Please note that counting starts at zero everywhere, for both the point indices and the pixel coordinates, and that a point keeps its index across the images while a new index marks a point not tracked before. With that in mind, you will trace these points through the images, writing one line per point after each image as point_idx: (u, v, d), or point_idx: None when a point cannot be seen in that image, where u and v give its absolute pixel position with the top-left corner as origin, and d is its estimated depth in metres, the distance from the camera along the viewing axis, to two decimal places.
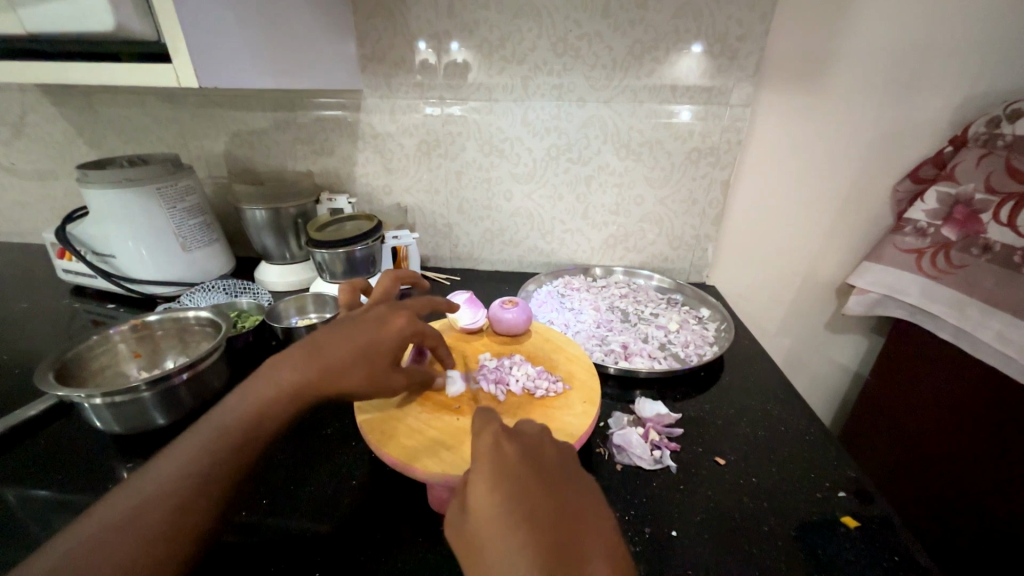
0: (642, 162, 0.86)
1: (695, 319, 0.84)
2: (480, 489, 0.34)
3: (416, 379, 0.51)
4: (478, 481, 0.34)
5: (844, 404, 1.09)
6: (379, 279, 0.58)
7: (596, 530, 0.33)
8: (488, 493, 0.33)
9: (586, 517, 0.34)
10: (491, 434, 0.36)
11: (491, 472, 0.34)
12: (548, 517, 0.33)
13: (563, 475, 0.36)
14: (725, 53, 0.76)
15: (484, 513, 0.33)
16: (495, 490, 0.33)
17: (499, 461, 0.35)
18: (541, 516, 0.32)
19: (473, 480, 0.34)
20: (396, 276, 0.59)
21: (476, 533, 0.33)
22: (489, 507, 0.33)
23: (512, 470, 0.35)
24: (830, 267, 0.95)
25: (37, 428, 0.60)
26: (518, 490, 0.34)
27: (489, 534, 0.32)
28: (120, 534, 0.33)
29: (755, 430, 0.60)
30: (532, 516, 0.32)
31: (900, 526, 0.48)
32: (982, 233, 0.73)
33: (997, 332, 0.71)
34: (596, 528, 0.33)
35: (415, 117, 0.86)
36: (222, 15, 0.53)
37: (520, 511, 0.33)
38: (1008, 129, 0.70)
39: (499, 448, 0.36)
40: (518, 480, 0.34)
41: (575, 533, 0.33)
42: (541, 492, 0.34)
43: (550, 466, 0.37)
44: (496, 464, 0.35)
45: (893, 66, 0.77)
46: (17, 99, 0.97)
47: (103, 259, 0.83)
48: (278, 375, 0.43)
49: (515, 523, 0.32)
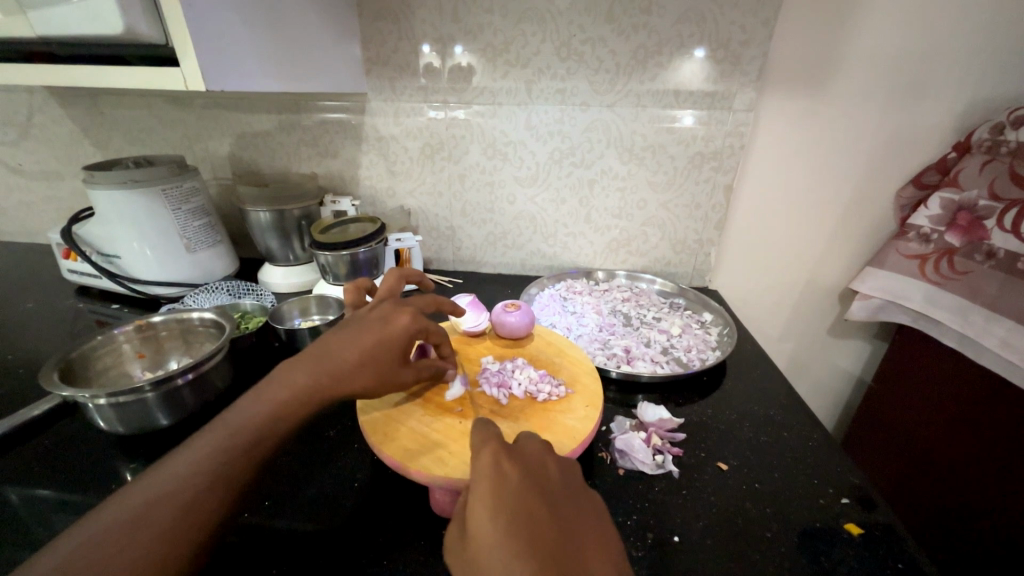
0: (645, 166, 0.86)
1: (698, 323, 0.84)
2: (480, 510, 0.34)
3: (424, 374, 0.52)
4: (477, 499, 0.34)
5: (847, 410, 1.09)
6: (385, 278, 0.58)
7: (595, 552, 0.33)
8: (487, 514, 0.33)
9: (584, 538, 0.34)
10: (491, 453, 0.36)
11: (491, 491, 0.34)
12: (547, 538, 0.32)
13: (563, 495, 0.36)
14: (727, 58, 0.76)
15: (483, 533, 0.33)
16: (495, 511, 0.33)
17: (499, 479, 0.35)
18: (541, 537, 0.32)
19: (473, 499, 0.34)
20: (401, 275, 0.59)
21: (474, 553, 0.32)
22: (489, 527, 0.33)
23: (513, 489, 0.35)
24: (833, 273, 0.95)
25: (41, 428, 0.60)
26: (517, 509, 0.34)
27: (489, 554, 0.32)
28: (131, 530, 0.33)
29: (757, 435, 0.60)
30: (531, 536, 0.32)
31: (904, 534, 0.47)
32: (986, 239, 0.73)
33: (1001, 338, 0.70)
34: (595, 551, 0.33)
35: (419, 120, 0.87)
36: (228, 18, 0.53)
37: (520, 531, 0.32)
38: (1011, 136, 0.70)
39: (499, 466, 0.36)
40: (518, 499, 0.34)
41: (574, 556, 0.32)
42: (541, 511, 0.34)
43: (550, 484, 0.37)
44: (496, 482, 0.35)
45: (896, 72, 0.77)
46: (25, 101, 0.98)
47: (108, 260, 0.83)
48: (291, 377, 0.43)
49: (515, 544, 0.31)
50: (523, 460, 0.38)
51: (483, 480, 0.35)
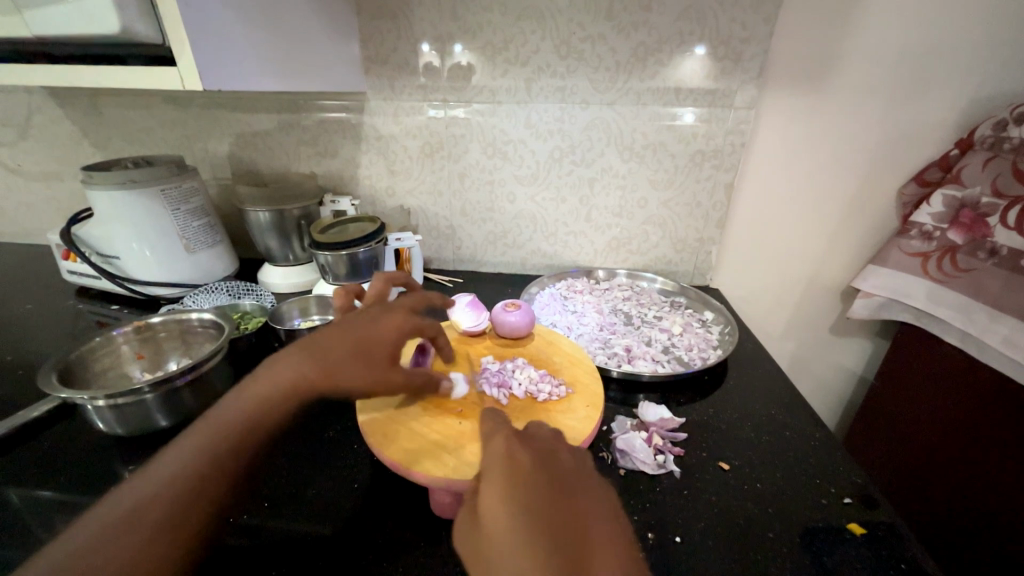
0: (646, 164, 0.86)
1: (699, 322, 0.84)
2: (491, 492, 0.34)
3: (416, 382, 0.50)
4: (490, 480, 0.35)
5: (849, 408, 1.08)
6: (371, 282, 0.58)
7: (608, 535, 0.33)
8: (498, 494, 0.33)
9: (596, 521, 0.33)
10: (504, 439, 0.37)
11: (503, 473, 0.35)
12: (559, 519, 0.32)
13: (576, 480, 0.36)
14: (729, 55, 0.75)
15: (494, 514, 0.33)
16: (506, 491, 0.34)
17: (511, 463, 0.36)
18: (552, 518, 0.32)
19: (487, 482, 0.35)
20: (388, 278, 0.59)
21: (485, 535, 0.32)
22: (501, 508, 0.33)
23: (524, 472, 0.35)
24: (835, 271, 0.94)
25: (40, 429, 0.60)
26: (526, 490, 0.34)
27: (500, 536, 0.31)
28: (122, 532, 0.33)
29: (758, 434, 0.60)
30: (542, 517, 0.32)
31: (907, 533, 0.47)
32: (988, 237, 0.72)
33: (1004, 336, 0.70)
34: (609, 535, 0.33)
35: (418, 119, 0.86)
36: (226, 17, 0.53)
37: (530, 511, 0.32)
38: (1014, 132, 0.69)
39: (511, 451, 0.36)
40: (528, 481, 0.34)
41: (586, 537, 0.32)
42: (552, 493, 0.34)
43: (563, 471, 0.37)
44: (509, 465, 0.35)
45: (897, 69, 0.77)
46: (23, 101, 0.98)
47: (107, 260, 0.83)
48: (273, 373, 0.43)
49: (526, 524, 0.31)
50: (534, 446, 0.38)
51: (497, 463, 0.36)
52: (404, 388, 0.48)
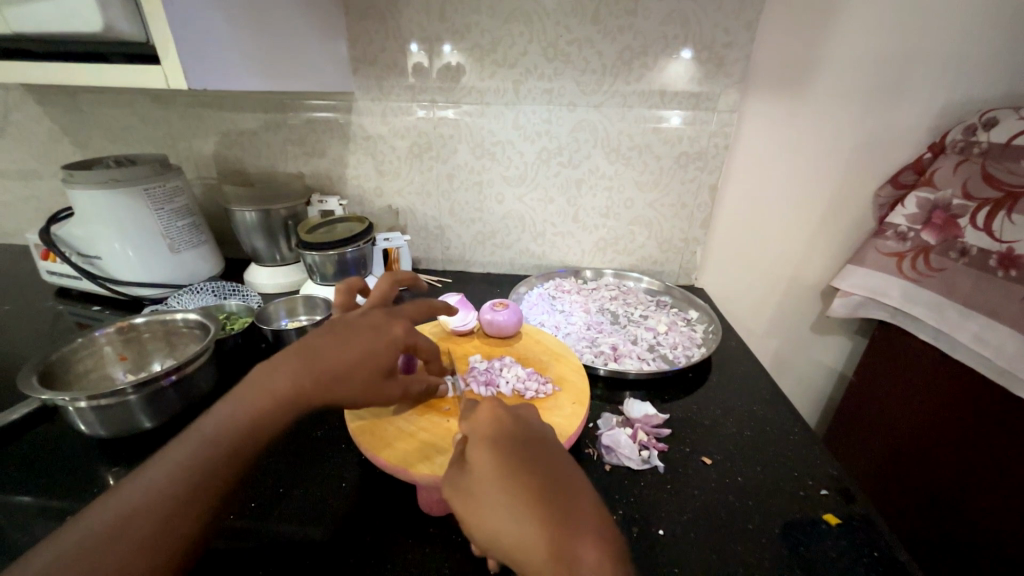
0: (632, 166, 0.87)
1: (683, 321, 0.85)
2: (480, 454, 0.36)
3: (414, 391, 0.51)
4: (477, 446, 0.36)
5: (829, 405, 1.11)
6: (377, 282, 0.57)
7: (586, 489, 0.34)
8: (488, 456, 0.35)
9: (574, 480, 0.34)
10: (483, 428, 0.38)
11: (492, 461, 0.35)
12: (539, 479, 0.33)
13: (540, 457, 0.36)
14: (712, 59, 0.77)
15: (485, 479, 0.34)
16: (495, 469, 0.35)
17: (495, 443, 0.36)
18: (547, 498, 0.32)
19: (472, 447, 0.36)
20: (394, 280, 0.58)
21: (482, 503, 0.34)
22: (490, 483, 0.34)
23: (508, 436, 0.36)
24: (816, 271, 0.97)
25: (20, 432, 0.59)
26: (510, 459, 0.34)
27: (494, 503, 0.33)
28: (110, 542, 0.33)
29: (741, 430, 0.61)
30: (541, 482, 0.33)
31: (880, 523, 0.49)
32: (959, 238, 0.75)
33: (974, 333, 0.72)
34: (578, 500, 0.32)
35: (407, 120, 0.87)
36: (211, 18, 0.53)
37: (521, 472, 0.34)
38: (983, 136, 0.73)
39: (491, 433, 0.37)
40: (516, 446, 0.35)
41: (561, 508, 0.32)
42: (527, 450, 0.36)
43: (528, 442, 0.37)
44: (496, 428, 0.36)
45: (873, 76, 0.79)
46: (1, 98, 0.96)
47: (88, 261, 0.81)
48: (273, 382, 0.42)
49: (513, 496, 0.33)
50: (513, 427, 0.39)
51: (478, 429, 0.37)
52: (402, 396, 0.50)
